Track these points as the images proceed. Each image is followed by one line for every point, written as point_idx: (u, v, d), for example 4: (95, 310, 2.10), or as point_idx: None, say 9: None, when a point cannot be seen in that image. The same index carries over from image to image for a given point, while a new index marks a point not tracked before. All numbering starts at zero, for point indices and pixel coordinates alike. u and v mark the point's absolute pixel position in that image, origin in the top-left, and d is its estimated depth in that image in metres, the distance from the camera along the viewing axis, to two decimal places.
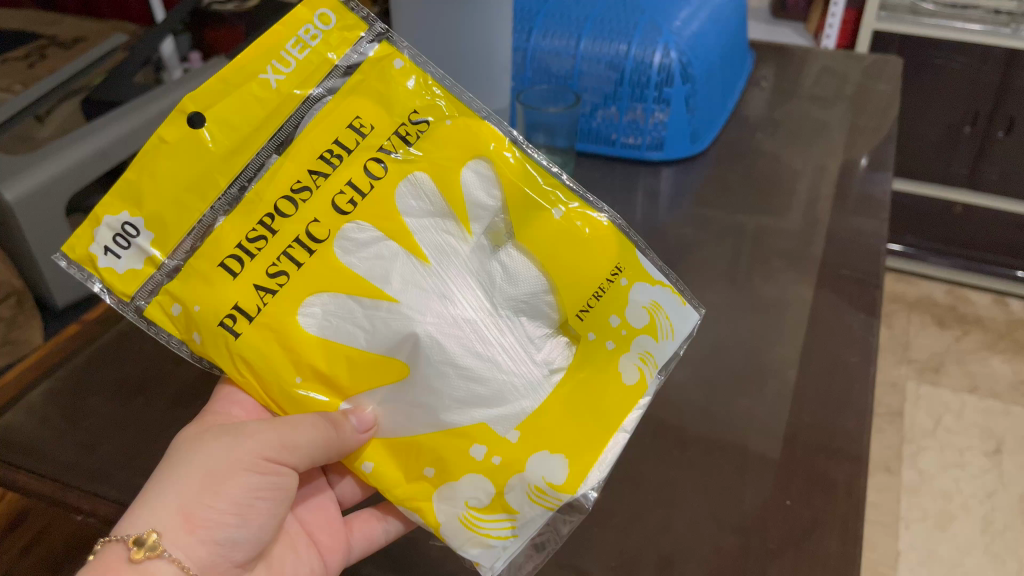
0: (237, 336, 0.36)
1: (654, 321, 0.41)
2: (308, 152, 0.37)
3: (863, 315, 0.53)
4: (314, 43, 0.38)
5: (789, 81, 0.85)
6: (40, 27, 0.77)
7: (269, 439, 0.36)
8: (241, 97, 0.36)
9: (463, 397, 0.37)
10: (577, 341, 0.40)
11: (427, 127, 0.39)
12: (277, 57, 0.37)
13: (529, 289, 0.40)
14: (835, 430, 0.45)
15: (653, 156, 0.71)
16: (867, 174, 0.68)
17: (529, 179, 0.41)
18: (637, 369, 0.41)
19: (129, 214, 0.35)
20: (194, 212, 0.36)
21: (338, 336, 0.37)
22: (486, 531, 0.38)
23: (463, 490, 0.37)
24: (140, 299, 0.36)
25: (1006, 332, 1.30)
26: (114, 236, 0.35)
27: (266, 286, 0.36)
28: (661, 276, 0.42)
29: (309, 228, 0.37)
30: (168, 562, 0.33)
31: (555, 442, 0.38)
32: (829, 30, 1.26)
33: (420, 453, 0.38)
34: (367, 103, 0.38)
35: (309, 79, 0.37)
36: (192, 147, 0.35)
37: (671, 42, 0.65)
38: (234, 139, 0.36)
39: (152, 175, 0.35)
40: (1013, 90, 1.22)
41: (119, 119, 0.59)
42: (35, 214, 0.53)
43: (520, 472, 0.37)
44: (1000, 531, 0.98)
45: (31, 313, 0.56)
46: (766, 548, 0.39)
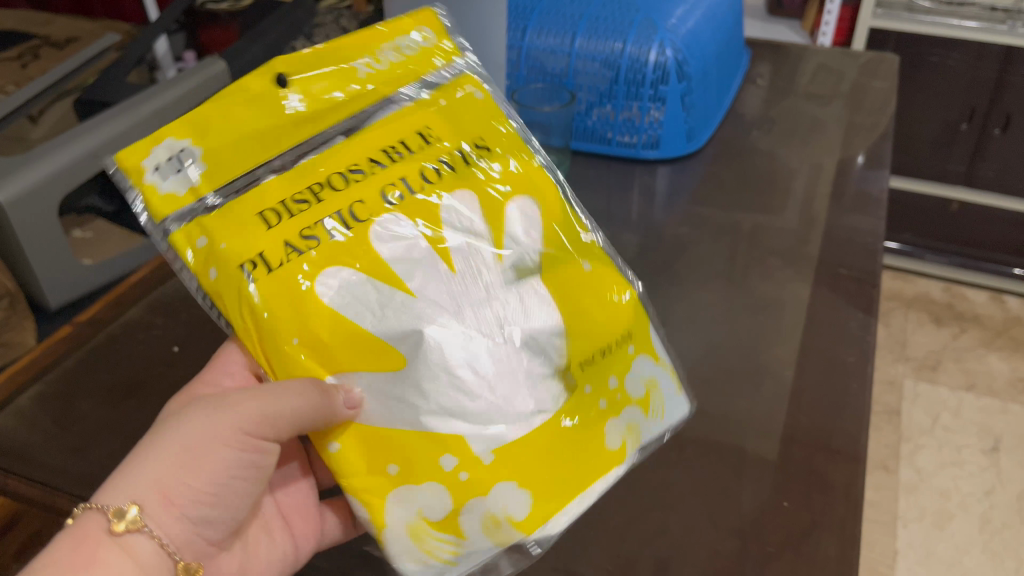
0: (252, 283, 0.34)
1: (647, 398, 0.41)
2: (370, 142, 0.38)
3: (861, 314, 0.53)
4: (409, 53, 0.43)
5: (785, 79, 0.84)
6: (32, 27, 0.76)
7: (252, 413, 0.35)
8: (332, 78, 0.40)
9: (459, 408, 0.35)
10: (573, 390, 0.39)
11: (490, 153, 0.41)
12: (372, 56, 0.42)
13: (547, 321, 0.38)
14: (834, 431, 0.45)
15: (649, 155, 0.71)
16: (864, 173, 0.68)
17: (573, 230, 0.42)
18: (622, 440, 0.40)
19: (190, 142, 0.36)
20: (251, 160, 0.37)
21: (350, 312, 0.35)
22: (429, 547, 0.36)
23: (421, 497, 0.35)
24: (169, 222, 0.35)
25: (1002, 330, 1.30)
26: (168, 158, 0.36)
27: (296, 245, 0.35)
28: (664, 358, 0.42)
29: (353, 207, 0.36)
30: (147, 537, 0.33)
31: (533, 480, 0.37)
32: (824, 27, 1.26)
33: (388, 447, 0.35)
34: (441, 119, 0.41)
35: (394, 82, 0.41)
36: (271, 103, 0.38)
37: (666, 40, 0.64)
38: (312, 112, 0.39)
39: (226, 119, 0.37)
40: (1010, 87, 1.22)
41: (109, 120, 0.58)
42: (28, 216, 0.53)
43: (482, 496, 0.36)
44: (998, 530, 0.98)
45: (25, 315, 0.55)
46: (764, 552, 0.39)
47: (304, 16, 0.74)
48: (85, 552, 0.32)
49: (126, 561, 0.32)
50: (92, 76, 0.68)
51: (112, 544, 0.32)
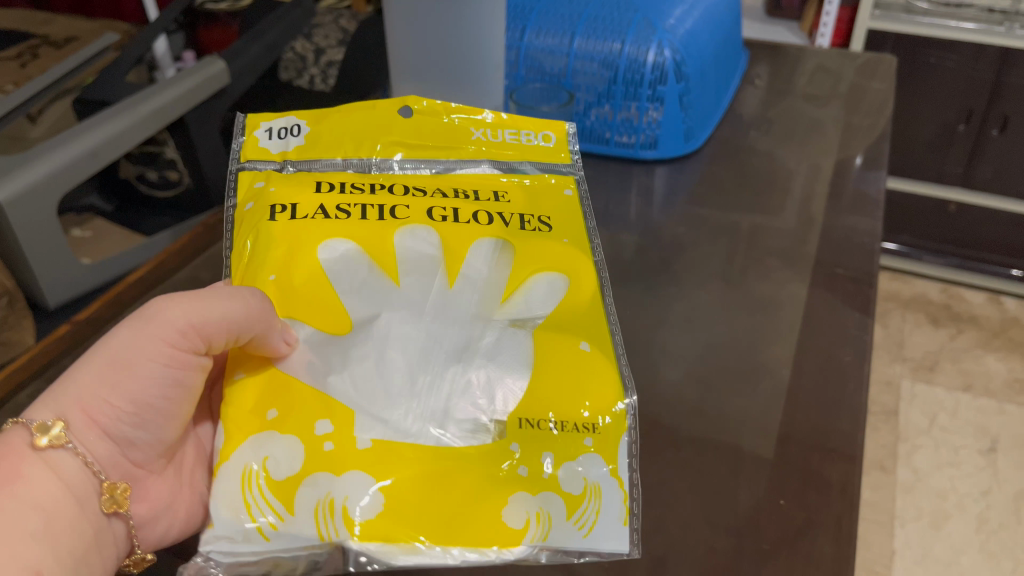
0: (273, 219, 0.42)
1: (581, 500, 0.35)
2: (448, 183, 0.47)
3: (857, 314, 0.53)
4: (528, 142, 0.50)
5: (782, 80, 0.84)
6: (32, 26, 0.77)
7: (177, 325, 0.35)
8: (443, 127, 0.50)
9: (373, 391, 0.37)
10: (499, 440, 0.37)
11: (554, 209, 0.47)
12: (493, 131, 0.50)
13: (508, 362, 0.39)
14: (830, 430, 0.45)
15: (648, 155, 0.71)
16: (861, 174, 0.68)
17: (597, 318, 0.42)
18: (526, 520, 0.35)
19: (304, 124, 0.48)
20: (336, 152, 0.48)
21: (335, 275, 0.42)
22: (254, 502, 0.33)
23: (277, 448, 0.35)
24: (248, 164, 0.46)
25: (1000, 331, 1.30)
26: (284, 128, 0.48)
27: (328, 211, 0.44)
28: (630, 480, 0.37)
29: (395, 207, 0.45)
30: (71, 455, 0.33)
31: (398, 482, 0.35)
32: (823, 29, 1.26)
33: (280, 394, 0.36)
34: (519, 193, 0.48)
35: (496, 156, 0.50)
36: (388, 125, 0.49)
37: (665, 40, 0.65)
38: (416, 147, 0.49)
39: (345, 121, 0.49)
40: (1007, 88, 1.22)
41: (108, 120, 0.58)
42: (26, 216, 0.53)
43: (333, 475, 0.34)
44: (995, 531, 0.99)
45: (23, 314, 0.54)
46: (760, 550, 0.39)
47: (303, 15, 0.75)
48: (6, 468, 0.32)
49: (51, 480, 0.33)
50: (91, 75, 0.69)
51: (36, 461, 0.32)
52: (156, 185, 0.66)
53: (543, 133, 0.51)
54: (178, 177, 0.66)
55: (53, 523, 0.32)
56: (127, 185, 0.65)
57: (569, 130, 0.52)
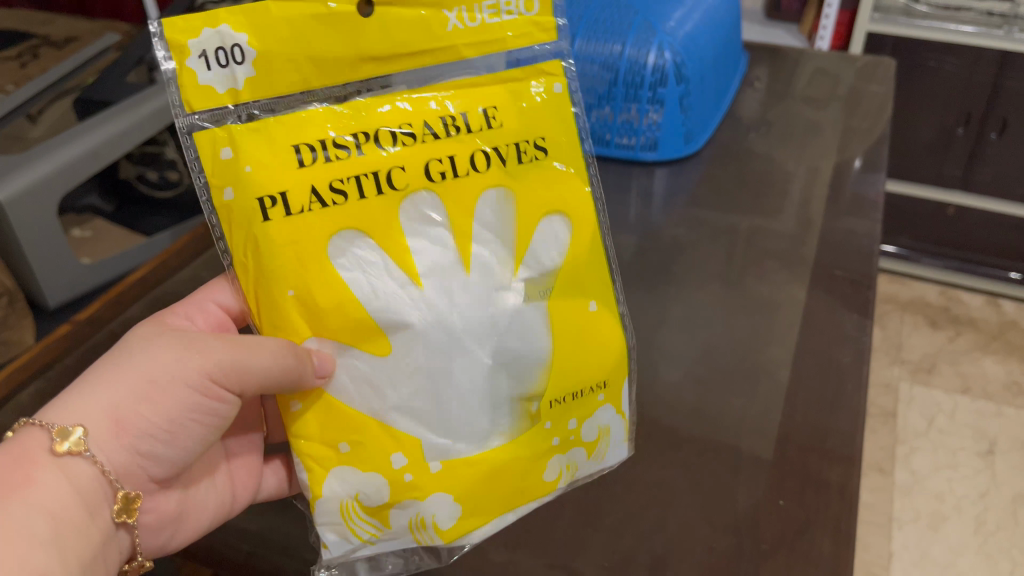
0: (267, 220, 0.35)
1: (597, 442, 0.42)
2: (434, 106, 0.38)
3: (856, 316, 0.53)
4: (509, 15, 0.38)
5: (782, 83, 0.85)
6: (32, 27, 0.77)
7: (221, 359, 0.35)
8: (413, 14, 0.36)
9: (423, 397, 0.37)
10: (533, 421, 0.39)
11: (545, 119, 0.40)
12: (467, 8, 0.37)
13: (527, 345, 0.39)
14: (829, 431, 0.45)
15: (648, 156, 0.71)
16: (860, 176, 0.68)
17: (598, 265, 0.41)
18: (560, 474, 0.41)
19: (244, 38, 0.34)
20: (297, 81, 0.35)
21: (354, 284, 0.36)
22: (355, 526, 0.38)
23: (361, 482, 0.37)
24: (199, 119, 0.34)
25: (998, 333, 1.31)
26: (219, 47, 0.34)
27: (323, 195, 0.36)
28: (627, 409, 0.43)
29: (392, 171, 0.37)
30: (89, 463, 0.33)
31: (466, 491, 0.38)
32: (823, 31, 1.27)
33: (343, 424, 0.37)
34: (510, 103, 0.39)
35: (482, 46, 0.38)
36: (325, 17, 0.34)
37: (665, 42, 0.65)
38: (385, 46, 0.36)
39: (267, 25, 0.34)
40: (1005, 92, 1.23)
41: (109, 120, 0.58)
42: (28, 215, 0.53)
43: (418, 498, 0.37)
44: (993, 532, 0.99)
45: (23, 314, 0.55)
46: (759, 550, 0.39)
47: None
48: (21, 471, 0.32)
49: (63, 484, 0.33)
50: (92, 75, 0.68)
51: (52, 465, 0.33)
52: (156, 185, 0.65)
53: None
54: (178, 178, 0.65)
55: (61, 529, 0.32)
56: (127, 185, 0.65)
57: None
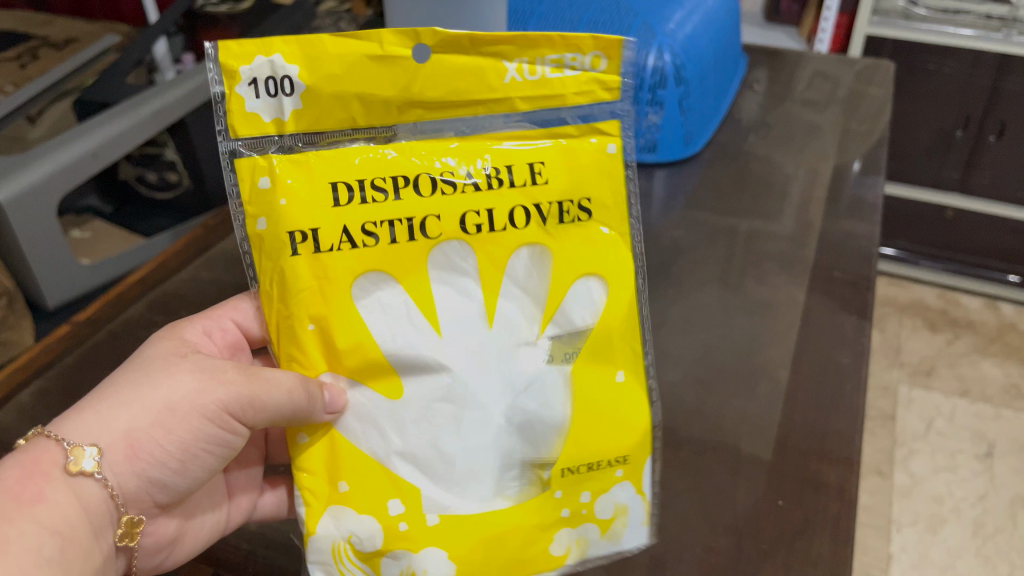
0: (294, 253, 0.35)
1: (612, 521, 0.39)
2: (478, 154, 0.37)
3: (855, 318, 0.53)
4: (572, 71, 0.37)
5: (781, 85, 0.85)
6: (32, 28, 0.77)
7: (238, 395, 0.35)
8: (472, 68, 0.36)
9: (434, 455, 0.36)
10: (542, 489, 0.38)
11: (595, 177, 0.38)
12: (530, 61, 0.36)
13: (544, 405, 0.38)
14: (828, 432, 0.45)
15: (647, 158, 0.71)
16: (860, 178, 0.69)
17: (631, 333, 0.39)
18: (566, 548, 0.38)
19: (295, 71, 0.34)
20: (340, 120, 0.36)
21: (376, 327, 0.36)
22: (344, 569, 0.36)
23: (355, 523, 0.35)
24: (242, 143, 0.35)
25: (996, 337, 1.31)
26: (269, 76, 0.34)
27: (354, 237, 0.36)
28: (649, 491, 0.40)
29: (427, 220, 0.36)
30: (98, 484, 0.33)
31: (463, 551, 0.36)
32: (822, 35, 1.27)
33: (347, 465, 0.36)
34: (559, 159, 0.38)
35: (538, 102, 0.37)
36: (380, 62, 0.35)
37: (665, 44, 0.65)
38: (434, 92, 0.36)
39: (321, 60, 0.34)
40: (1004, 95, 1.23)
41: (108, 121, 0.58)
42: (27, 217, 0.53)
43: (411, 550, 0.36)
44: (991, 535, 0.99)
45: (22, 314, 0.55)
46: (758, 549, 0.39)
47: (303, 18, 0.77)
48: (32, 487, 0.32)
49: (73, 503, 0.32)
50: (90, 77, 0.68)
51: (63, 484, 0.32)
52: (156, 186, 0.66)
53: (591, 53, 0.37)
54: (177, 179, 0.66)
55: (68, 551, 0.32)
56: (127, 186, 0.65)
57: (626, 46, 0.37)
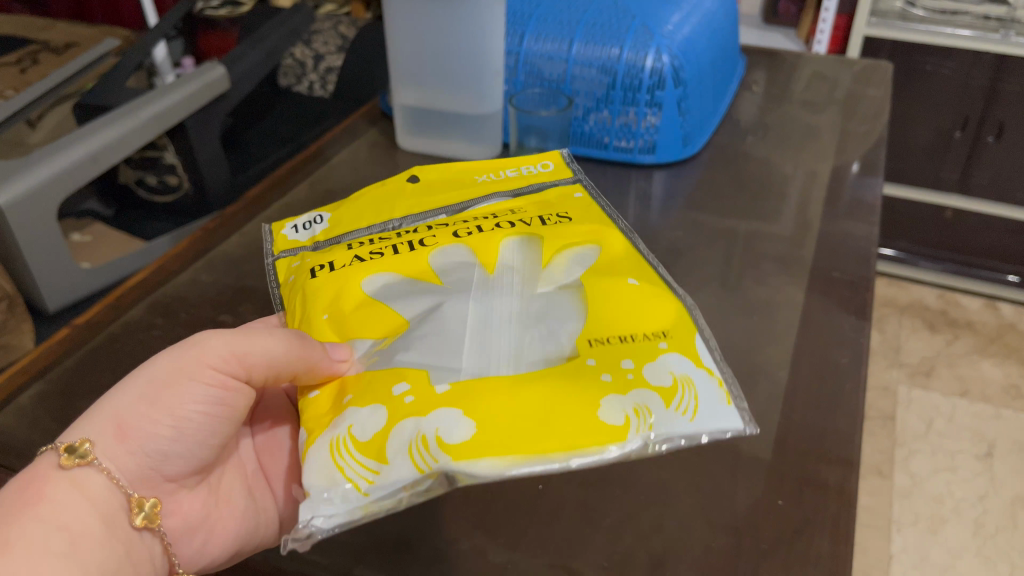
0: (314, 277, 0.43)
1: (675, 390, 0.34)
2: (466, 213, 0.47)
3: (853, 318, 0.54)
4: (533, 170, 0.52)
5: (779, 86, 0.85)
6: (32, 32, 0.77)
7: (218, 349, 0.38)
8: (454, 182, 0.51)
9: (442, 352, 0.37)
10: (574, 359, 0.36)
11: (565, 205, 0.48)
12: (495, 171, 0.52)
13: (560, 315, 0.39)
14: (827, 432, 0.45)
15: (647, 160, 0.71)
16: (859, 179, 0.69)
17: (638, 263, 0.43)
18: (625, 417, 0.33)
19: (325, 212, 0.50)
20: (361, 221, 0.48)
21: (386, 297, 0.41)
22: (345, 466, 0.33)
23: (360, 416, 0.35)
24: (282, 253, 0.47)
25: (995, 337, 1.31)
26: (306, 220, 0.49)
27: (363, 256, 0.44)
28: (710, 364, 0.36)
29: (424, 238, 0.45)
30: (96, 471, 0.36)
31: (487, 405, 0.34)
32: (820, 36, 1.28)
33: (352, 384, 0.37)
34: (529, 204, 0.48)
35: (511, 185, 0.50)
36: (395, 190, 0.51)
37: (662, 46, 0.65)
38: (427, 193, 0.50)
39: (351, 201, 0.50)
40: (1001, 95, 1.23)
41: (106, 125, 0.58)
42: (27, 221, 0.53)
43: (419, 417, 0.34)
44: (992, 534, 0.99)
45: (23, 318, 0.55)
46: (758, 549, 0.39)
47: (304, 20, 0.75)
48: (34, 489, 0.34)
49: (76, 495, 0.35)
50: (89, 81, 0.68)
51: (64, 478, 0.35)
52: (156, 190, 0.66)
53: (538, 163, 0.52)
54: (177, 182, 0.66)
55: (77, 538, 0.34)
56: (126, 190, 0.65)
57: (563, 156, 0.53)
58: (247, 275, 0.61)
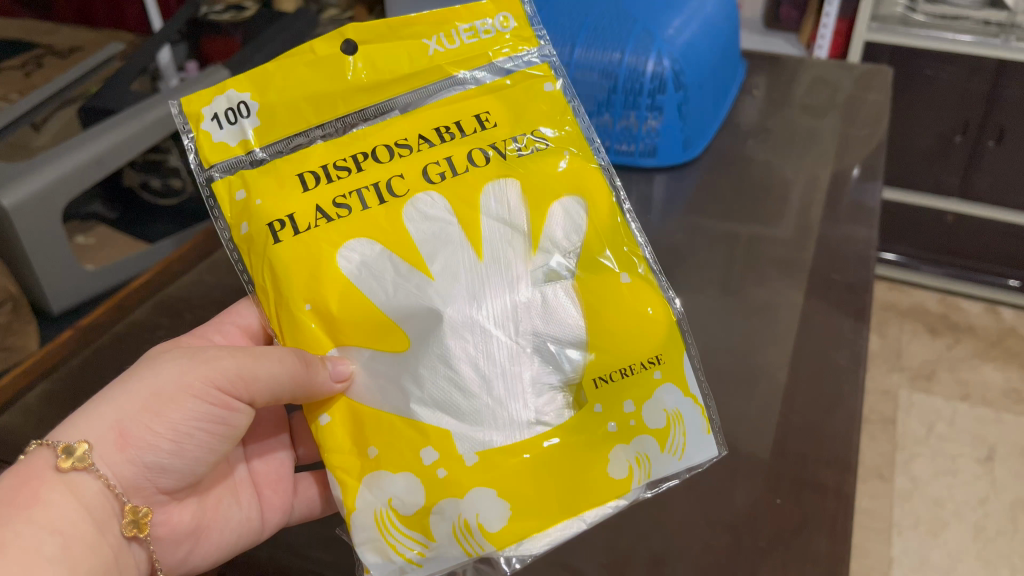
0: (277, 241, 0.39)
1: (669, 430, 0.40)
2: (425, 120, 0.43)
3: (853, 320, 0.54)
4: (486, 35, 0.45)
5: (780, 91, 0.86)
6: (37, 37, 0.78)
7: (227, 369, 0.38)
8: (399, 48, 0.44)
9: (451, 395, 0.38)
10: (582, 407, 0.40)
11: (535, 114, 0.45)
12: (447, 34, 0.44)
13: (560, 329, 0.41)
14: (825, 431, 0.46)
15: (648, 163, 0.72)
16: (859, 184, 0.69)
17: (620, 233, 0.43)
18: (628, 468, 0.40)
19: (250, 97, 0.42)
20: (304, 122, 0.42)
21: (362, 286, 0.39)
22: (395, 540, 0.38)
23: (394, 486, 0.38)
24: (216, 171, 0.42)
25: (997, 341, 1.31)
26: (228, 108, 0.42)
27: (327, 211, 0.40)
28: (695, 389, 0.41)
29: (392, 181, 0.41)
30: (93, 477, 0.37)
31: (516, 486, 0.38)
32: (821, 40, 1.29)
33: (369, 431, 0.38)
34: (499, 106, 0.44)
35: (464, 63, 0.45)
36: (332, 65, 0.43)
37: (664, 50, 0.66)
38: (374, 79, 0.43)
39: (279, 80, 0.42)
40: (1001, 100, 1.23)
41: (110, 128, 0.59)
42: (33, 223, 0.54)
43: (456, 498, 0.37)
44: (992, 538, 0.99)
45: (27, 320, 0.54)
46: (757, 547, 0.40)
47: (307, 26, 0.76)
48: (28, 490, 0.35)
49: (70, 499, 0.36)
50: (94, 85, 0.69)
51: (60, 481, 0.36)
52: (159, 193, 0.66)
53: (498, 15, 0.45)
54: (181, 186, 0.66)
55: (71, 545, 0.35)
56: (130, 193, 0.66)
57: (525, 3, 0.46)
58: None
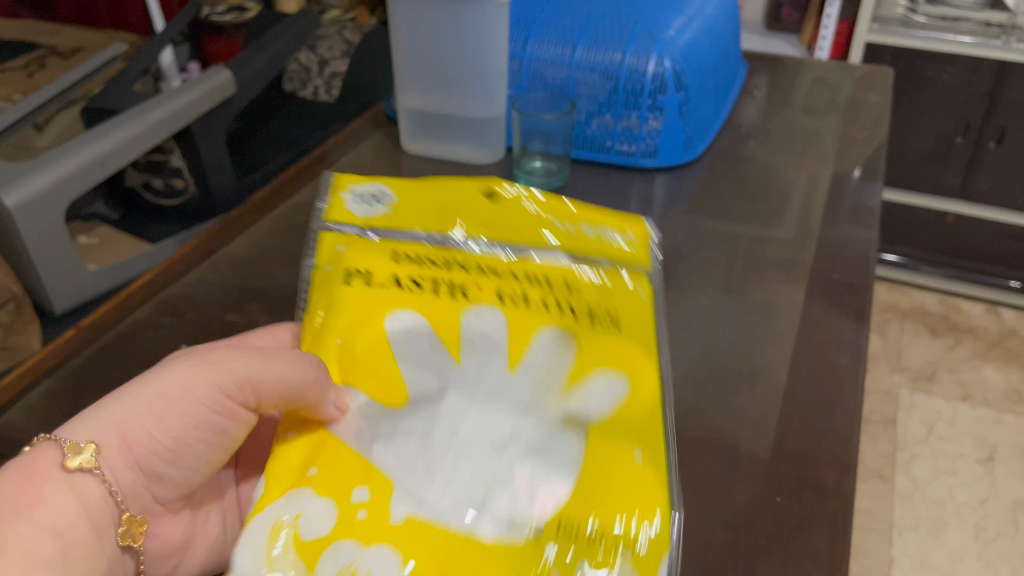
0: (347, 284, 0.42)
1: (615, 527, 0.33)
2: (512, 227, 0.46)
3: (853, 320, 0.54)
4: (580, 228, 0.47)
5: (781, 92, 0.86)
6: (40, 37, 0.78)
7: (236, 372, 0.36)
8: (507, 211, 0.47)
9: (418, 451, 0.35)
10: (530, 484, 0.34)
11: (593, 251, 0.45)
12: (557, 221, 0.47)
13: (547, 398, 0.38)
14: (825, 430, 0.46)
15: (648, 163, 0.72)
16: (860, 184, 0.69)
17: (650, 334, 0.42)
18: (552, 567, 0.32)
19: (388, 188, 0.48)
20: (413, 215, 0.47)
21: (397, 344, 0.40)
22: (272, 560, 0.31)
23: (312, 506, 0.33)
24: (332, 224, 0.46)
25: (997, 342, 1.31)
26: (371, 194, 0.48)
27: (392, 276, 0.42)
28: (674, 499, 0.34)
29: (460, 263, 0.44)
30: (96, 480, 0.34)
31: (429, 548, 0.32)
32: (823, 41, 1.28)
33: (322, 454, 0.36)
34: (573, 257, 0.45)
35: (557, 219, 0.47)
36: (461, 189, 0.48)
37: (665, 51, 0.66)
38: (489, 203, 0.48)
39: (415, 187, 0.48)
40: (1003, 101, 1.24)
41: (112, 129, 0.59)
42: (35, 223, 0.54)
43: (361, 544, 0.32)
44: (993, 538, 0.99)
45: (29, 320, 0.54)
46: (757, 545, 0.40)
47: (308, 27, 0.76)
48: (30, 489, 0.32)
49: (73, 502, 0.33)
50: (97, 85, 0.70)
51: (64, 482, 0.33)
52: (162, 193, 0.66)
53: (625, 233, 0.47)
54: (183, 185, 0.66)
55: (70, 551, 0.32)
56: (132, 193, 0.66)
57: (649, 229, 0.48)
58: (253, 275, 0.61)
